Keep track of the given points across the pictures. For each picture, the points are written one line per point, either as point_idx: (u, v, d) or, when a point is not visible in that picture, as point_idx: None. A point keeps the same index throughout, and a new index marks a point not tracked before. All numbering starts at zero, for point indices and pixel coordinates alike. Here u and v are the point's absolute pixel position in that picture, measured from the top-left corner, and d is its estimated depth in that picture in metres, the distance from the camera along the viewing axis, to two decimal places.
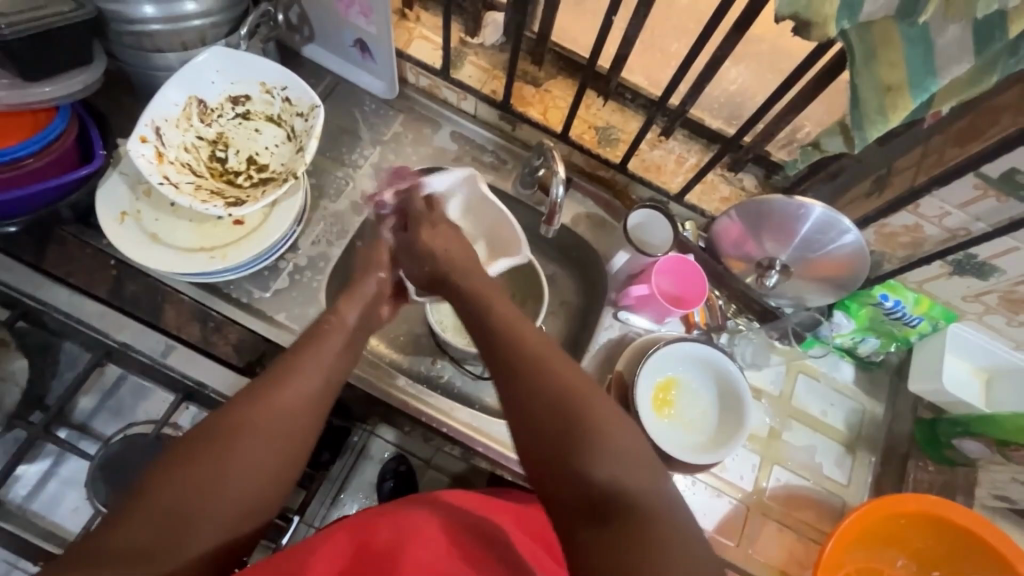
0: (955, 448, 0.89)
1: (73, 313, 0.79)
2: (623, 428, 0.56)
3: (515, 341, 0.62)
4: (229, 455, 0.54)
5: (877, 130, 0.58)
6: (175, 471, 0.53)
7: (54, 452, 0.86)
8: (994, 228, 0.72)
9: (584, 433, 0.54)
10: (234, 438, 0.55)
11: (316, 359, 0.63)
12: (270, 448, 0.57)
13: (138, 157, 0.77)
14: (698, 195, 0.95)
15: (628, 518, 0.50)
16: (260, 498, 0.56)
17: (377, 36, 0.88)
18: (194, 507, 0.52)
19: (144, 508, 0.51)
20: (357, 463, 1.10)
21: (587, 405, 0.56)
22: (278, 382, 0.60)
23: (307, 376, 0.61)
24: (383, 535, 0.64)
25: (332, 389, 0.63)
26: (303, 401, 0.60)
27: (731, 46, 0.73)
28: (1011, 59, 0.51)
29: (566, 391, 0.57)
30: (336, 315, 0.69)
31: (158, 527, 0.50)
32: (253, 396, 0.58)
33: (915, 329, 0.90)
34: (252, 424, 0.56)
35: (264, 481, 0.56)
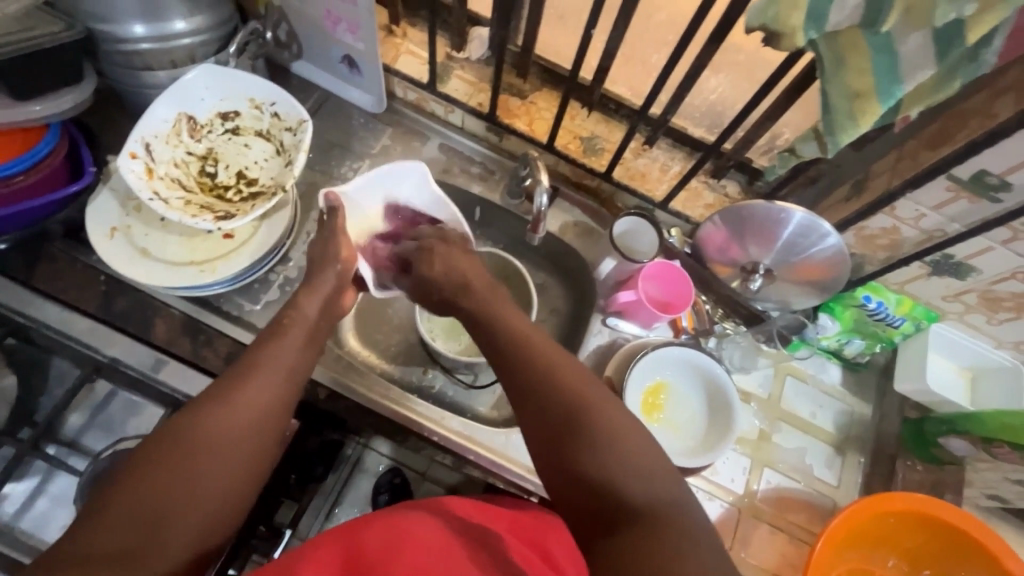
0: (942, 446, 0.90)
1: (62, 328, 0.79)
2: (638, 433, 0.56)
3: (525, 347, 0.62)
4: (196, 456, 0.55)
5: (848, 134, 0.59)
6: (139, 479, 0.53)
7: (43, 469, 0.85)
8: (969, 228, 0.74)
9: (592, 435, 0.55)
10: (199, 439, 0.56)
11: (277, 357, 0.64)
12: (236, 448, 0.58)
13: (127, 173, 0.77)
14: (682, 203, 0.97)
15: (624, 512, 0.51)
16: (232, 496, 0.57)
17: (365, 52, 0.90)
18: (168, 509, 0.53)
19: (117, 516, 0.51)
20: (351, 477, 1.13)
21: (598, 412, 0.56)
22: (236, 382, 0.61)
23: (268, 374, 0.63)
24: (373, 541, 0.63)
25: (294, 385, 0.65)
26: (262, 398, 0.61)
27: (708, 55, 0.75)
28: (972, 65, 0.53)
29: (577, 399, 0.57)
30: (296, 310, 0.70)
31: (132, 532, 0.51)
32: (216, 398, 0.59)
33: (898, 329, 0.92)
34: (216, 424, 0.57)
35: (233, 479, 0.57)
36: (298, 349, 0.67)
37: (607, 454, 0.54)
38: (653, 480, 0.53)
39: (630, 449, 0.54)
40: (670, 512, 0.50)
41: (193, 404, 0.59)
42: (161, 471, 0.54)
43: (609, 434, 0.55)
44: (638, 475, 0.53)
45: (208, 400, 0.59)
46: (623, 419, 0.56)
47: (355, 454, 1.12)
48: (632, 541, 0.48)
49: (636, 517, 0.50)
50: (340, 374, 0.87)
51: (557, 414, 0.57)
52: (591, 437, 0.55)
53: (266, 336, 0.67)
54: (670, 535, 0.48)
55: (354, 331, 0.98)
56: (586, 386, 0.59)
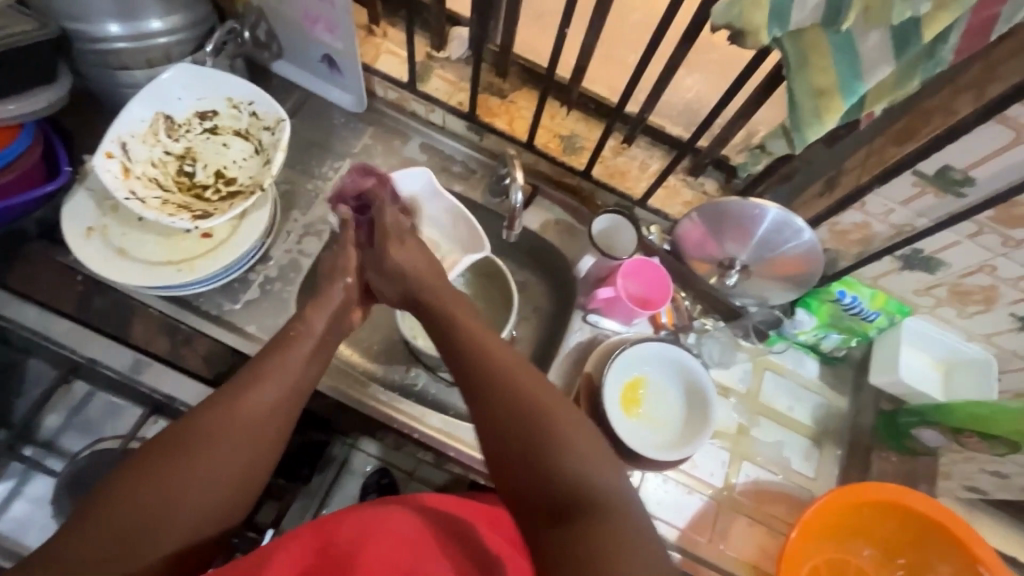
0: (915, 438, 0.92)
1: (38, 328, 0.79)
2: (583, 434, 0.56)
3: (479, 347, 0.63)
4: (190, 464, 0.55)
5: (814, 132, 0.61)
6: (130, 485, 0.53)
7: (19, 471, 0.85)
8: (936, 223, 0.75)
9: (540, 432, 0.56)
10: (196, 448, 0.56)
11: (281, 367, 0.64)
12: (232, 458, 0.57)
13: (103, 173, 0.78)
14: (661, 200, 0.98)
15: (575, 517, 0.51)
16: (224, 505, 0.56)
17: (343, 51, 0.90)
18: (157, 517, 0.53)
19: (105, 520, 0.51)
20: (338, 477, 1.03)
21: (543, 410, 0.57)
22: (238, 392, 0.60)
23: (270, 384, 0.62)
24: (348, 534, 0.63)
25: (297, 396, 0.64)
26: (264, 410, 0.60)
27: (682, 55, 0.76)
28: (929, 62, 0.54)
29: (524, 399, 0.58)
30: (302, 323, 0.69)
31: (120, 537, 0.51)
32: (216, 406, 0.59)
33: (873, 323, 0.93)
34: (214, 433, 0.57)
35: (227, 489, 0.56)
36: (305, 359, 0.66)
37: (552, 451, 0.55)
38: (605, 477, 0.54)
39: (580, 446, 0.55)
40: (615, 509, 0.51)
41: (193, 412, 0.58)
42: (156, 478, 0.54)
43: (560, 434, 0.56)
44: (589, 473, 0.54)
45: (209, 409, 0.58)
46: (572, 417, 0.57)
47: (342, 454, 1.04)
48: (581, 545, 0.49)
49: (582, 513, 0.51)
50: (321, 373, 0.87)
51: (506, 413, 0.58)
52: (541, 434, 0.56)
53: (275, 347, 0.65)
54: (615, 532, 0.49)
55: None
56: (538, 385, 0.60)
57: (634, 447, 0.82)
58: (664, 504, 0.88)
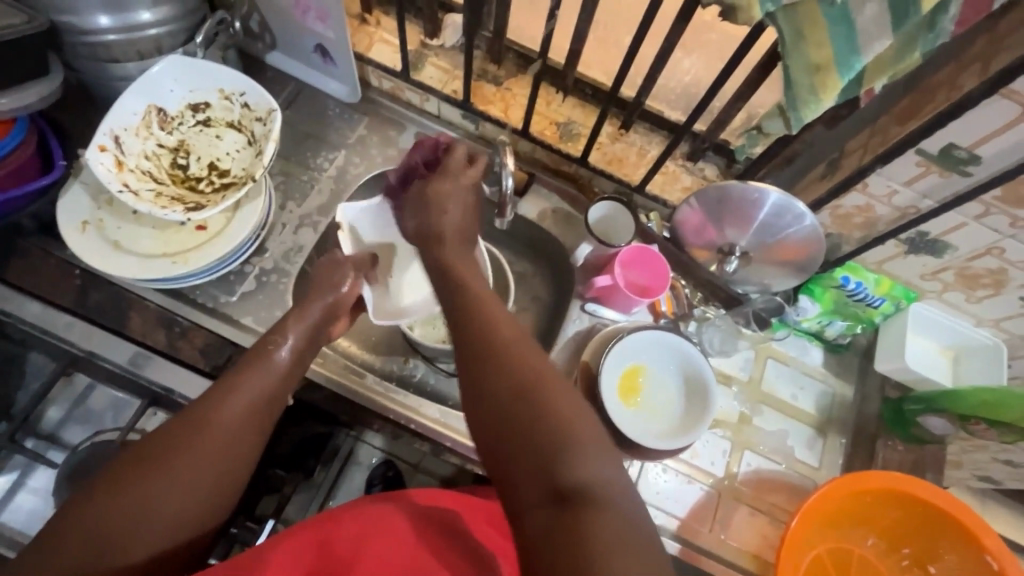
0: (921, 425, 0.89)
1: (38, 322, 0.79)
2: (590, 422, 0.53)
3: (483, 325, 0.61)
4: (161, 472, 0.55)
5: (810, 109, 0.60)
6: (104, 493, 0.53)
7: (21, 464, 0.86)
8: (941, 204, 0.73)
9: (542, 416, 0.53)
10: (167, 458, 0.56)
11: (258, 377, 0.64)
12: (204, 467, 0.57)
13: (97, 166, 0.78)
14: (660, 186, 0.96)
15: (571, 510, 0.47)
16: (192, 514, 0.56)
17: (336, 40, 0.89)
18: (125, 525, 0.52)
19: (75, 528, 0.51)
20: (344, 469, 1.11)
21: (546, 396, 0.54)
22: (211, 402, 0.60)
23: (245, 395, 0.62)
24: (346, 534, 0.63)
25: (271, 406, 0.64)
26: (235, 422, 0.60)
27: (677, 36, 0.74)
28: (930, 33, 0.52)
29: (528, 380, 0.56)
30: (278, 336, 0.69)
31: (90, 543, 0.51)
32: (190, 414, 0.59)
33: (878, 309, 0.92)
34: (187, 441, 0.57)
35: (194, 498, 0.56)
36: (281, 370, 0.66)
37: (553, 444, 0.51)
38: (606, 472, 0.51)
39: (583, 438, 0.52)
40: (610, 500, 0.48)
41: (169, 422, 0.59)
42: (129, 485, 0.54)
43: (564, 420, 0.53)
44: (580, 458, 0.51)
45: (184, 417, 0.59)
46: (578, 408, 0.54)
47: (348, 446, 1.10)
48: (572, 538, 0.46)
49: (579, 504, 0.48)
50: (320, 367, 0.88)
51: (506, 402, 0.55)
52: (542, 423, 0.53)
53: (251, 358, 0.66)
54: (612, 529, 0.46)
55: None
56: (544, 371, 0.57)
57: (629, 434, 0.81)
58: (663, 494, 0.87)
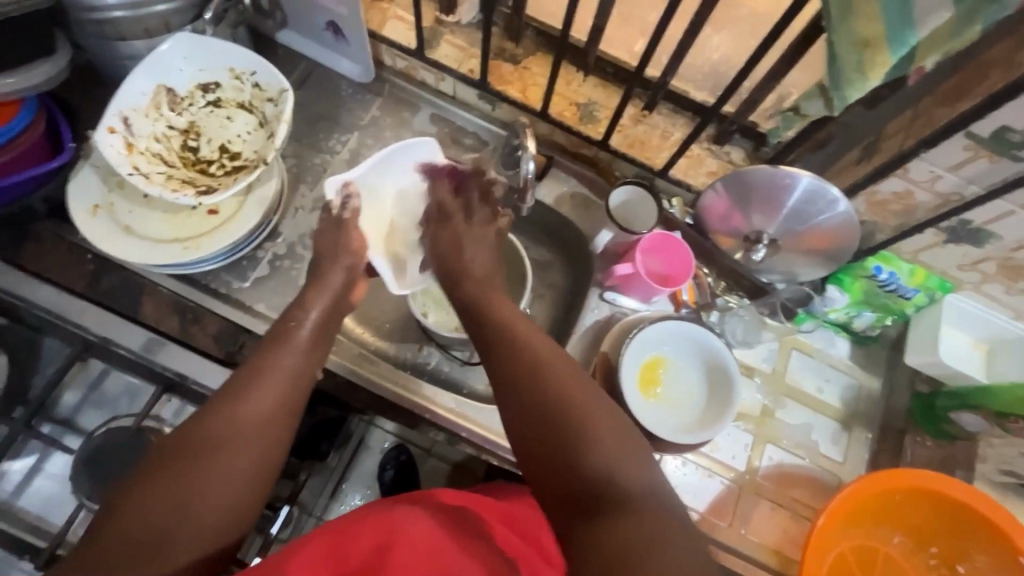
0: (954, 422, 0.87)
1: (51, 308, 0.78)
2: (621, 428, 0.56)
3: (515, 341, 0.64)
4: (196, 466, 0.54)
5: (855, 89, 0.57)
6: (143, 491, 0.53)
7: (39, 448, 0.84)
8: (988, 190, 0.69)
9: (580, 431, 0.55)
10: (203, 449, 0.55)
11: (283, 361, 0.64)
12: (243, 457, 0.56)
13: (107, 148, 0.76)
14: (684, 170, 0.92)
15: (610, 514, 0.50)
16: (235, 502, 0.55)
17: (348, 17, 0.85)
18: (171, 522, 0.52)
19: (117, 527, 0.51)
20: (356, 455, 1.12)
21: (580, 406, 0.57)
22: (243, 389, 0.60)
23: (272, 379, 0.62)
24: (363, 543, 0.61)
25: (300, 394, 0.64)
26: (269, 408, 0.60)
27: (709, 10, 0.70)
28: (993, 6, 0.48)
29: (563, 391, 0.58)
30: (301, 312, 0.69)
31: (134, 540, 0.50)
32: (218, 405, 0.58)
33: (910, 301, 0.88)
34: (217, 430, 0.57)
35: (239, 487, 0.56)
36: (305, 348, 0.66)
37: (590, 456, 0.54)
38: (637, 476, 0.53)
39: (615, 444, 0.55)
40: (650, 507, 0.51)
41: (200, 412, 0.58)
42: (166, 479, 0.53)
43: (596, 427, 0.56)
44: (617, 467, 0.53)
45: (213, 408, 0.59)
46: (606, 411, 0.57)
47: (360, 432, 1.11)
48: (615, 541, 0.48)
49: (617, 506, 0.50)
50: (333, 355, 0.86)
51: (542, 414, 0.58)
52: (577, 434, 0.55)
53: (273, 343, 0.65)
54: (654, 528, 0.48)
55: None
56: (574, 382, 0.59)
57: (649, 427, 0.79)
58: (683, 488, 0.85)
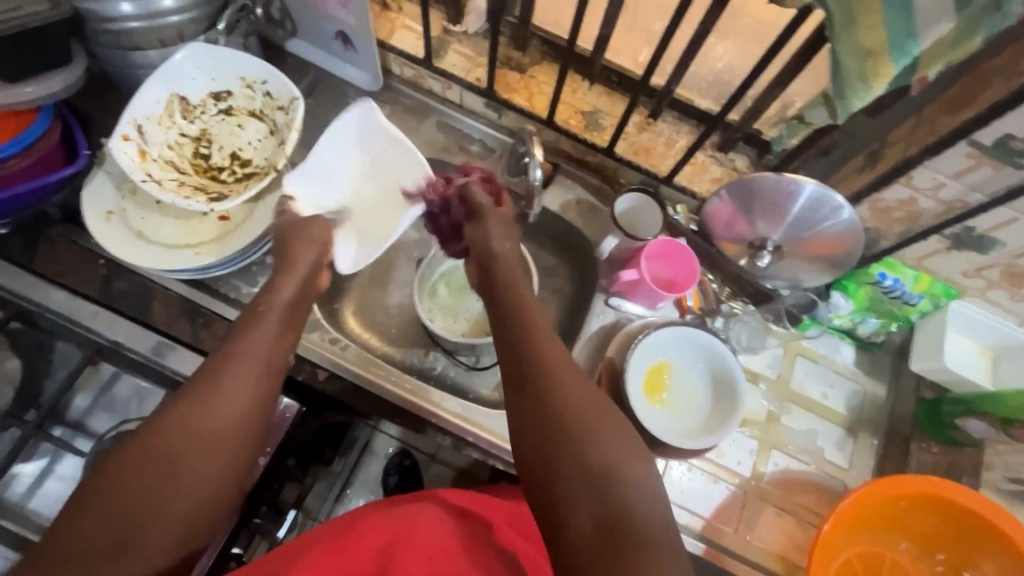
0: (959, 429, 0.87)
1: (64, 311, 0.80)
2: (635, 456, 0.54)
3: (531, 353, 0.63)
4: (179, 452, 0.55)
5: (859, 98, 0.57)
6: (126, 468, 0.53)
7: (51, 450, 0.81)
8: (991, 198, 0.69)
9: (594, 459, 0.53)
10: (187, 432, 0.56)
11: (258, 345, 0.65)
12: (223, 444, 0.57)
13: (121, 155, 0.78)
14: (688, 177, 0.93)
15: (624, 545, 0.48)
16: (214, 489, 0.56)
17: (357, 26, 0.87)
18: (148, 501, 0.52)
19: (95, 510, 0.51)
20: (361, 459, 1.14)
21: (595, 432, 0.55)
22: (220, 374, 0.61)
23: (248, 365, 0.63)
24: (369, 543, 0.63)
25: (274, 380, 0.65)
26: (248, 394, 0.61)
27: (714, 20, 0.71)
28: (997, 13, 0.48)
29: (577, 413, 0.57)
30: (270, 296, 0.71)
31: (112, 521, 0.51)
32: (192, 394, 0.59)
33: (915, 307, 0.89)
34: (201, 415, 0.58)
35: (218, 471, 0.57)
36: (271, 337, 0.67)
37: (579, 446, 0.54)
38: (642, 494, 0.52)
39: (625, 469, 0.53)
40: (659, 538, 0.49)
41: (179, 394, 0.59)
42: (146, 462, 0.54)
43: (609, 451, 0.54)
44: (633, 498, 0.51)
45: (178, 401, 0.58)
46: (625, 439, 0.55)
47: (365, 437, 1.12)
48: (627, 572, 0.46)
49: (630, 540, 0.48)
50: (338, 359, 0.87)
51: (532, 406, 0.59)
52: (565, 423, 0.56)
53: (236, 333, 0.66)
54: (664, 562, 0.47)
55: (356, 313, 0.97)
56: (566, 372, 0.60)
57: (653, 432, 0.79)
58: (688, 494, 0.86)
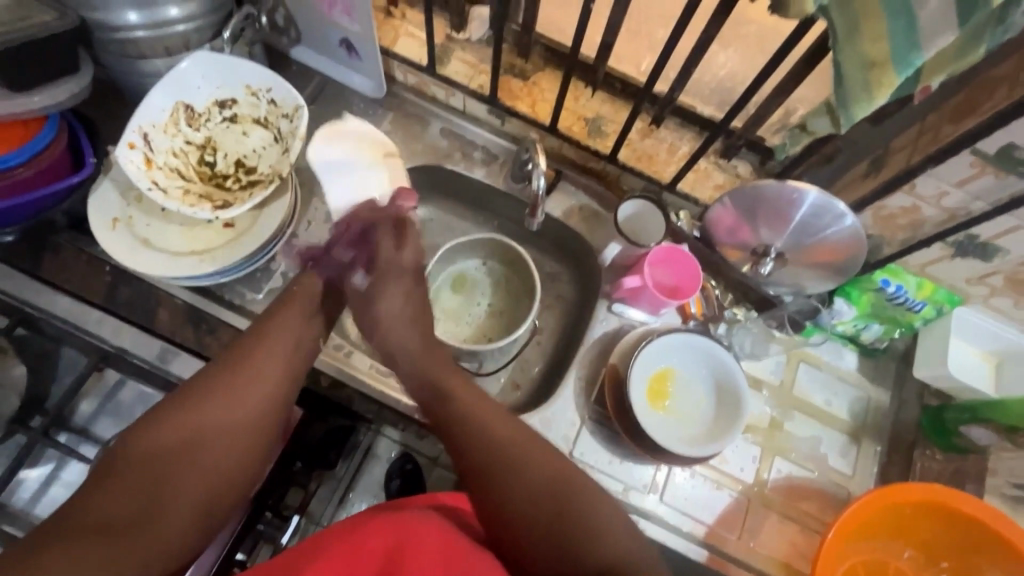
0: (964, 436, 0.86)
1: (70, 318, 0.80)
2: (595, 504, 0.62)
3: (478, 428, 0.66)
4: (202, 434, 0.60)
5: (862, 108, 0.58)
6: (156, 444, 0.57)
7: (56, 456, 0.81)
8: (995, 206, 0.70)
9: (565, 520, 0.60)
10: (212, 416, 0.61)
11: (282, 337, 0.70)
12: (242, 431, 0.62)
13: (127, 164, 0.78)
14: (691, 184, 0.93)
15: None
16: (232, 472, 0.60)
17: (362, 34, 0.87)
18: (173, 477, 0.57)
19: (123, 479, 0.55)
20: (364, 463, 1.13)
21: (559, 496, 0.62)
22: (246, 362, 0.66)
23: (271, 356, 0.67)
24: (376, 542, 0.61)
25: (295, 374, 0.69)
26: (269, 384, 0.66)
27: (717, 28, 0.71)
28: (999, 28, 0.50)
29: (541, 481, 0.62)
30: (302, 284, 0.76)
31: (139, 492, 0.55)
32: (220, 378, 0.64)
33: (918, 314, 0.88)
34: (225, 403, 0.62)
35: (236, 457, 0.61)
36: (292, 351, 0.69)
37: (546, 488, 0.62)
38: (611, 535, 0.59)
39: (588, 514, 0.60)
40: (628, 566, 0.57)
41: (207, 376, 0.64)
42: (174, 440, 0.58)
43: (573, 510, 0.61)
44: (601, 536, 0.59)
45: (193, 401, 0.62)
46: (585, 495, 0.62)
47: (368, 441, 1.12)
48: None
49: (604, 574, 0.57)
50: (342, 365, 0.87)
51: (485, 455, 0.64)
52: (535, 498, 0.62)
53: (254, 339, 0.69)
54: None
55: None
56: (506, 426, 0.66)
57: (656, 439, 0.79)
58: (690, 501, 0.85)
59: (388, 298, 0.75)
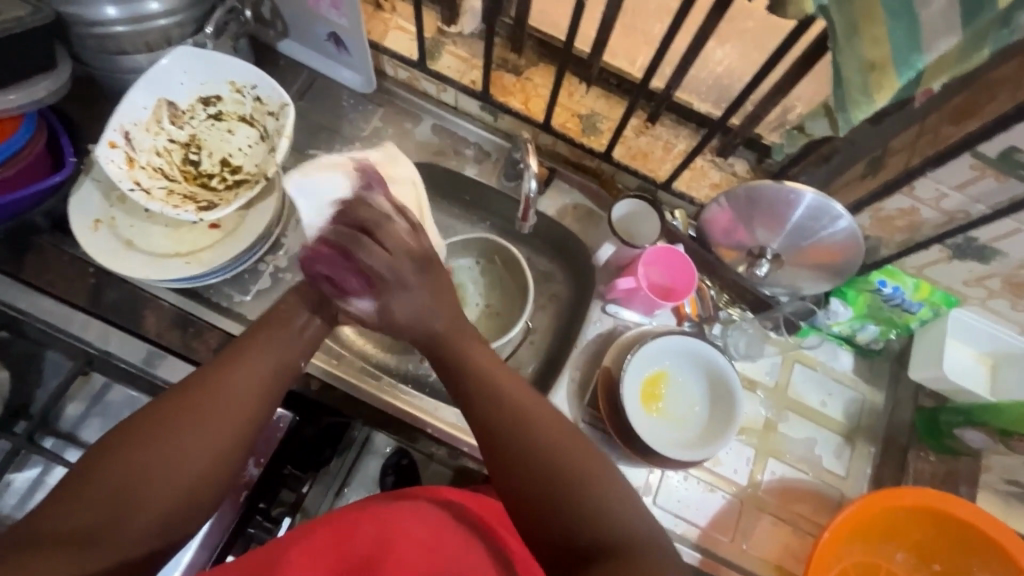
0: (958, 438, 0.85)
1: (52, 320, 0.78)
2: (604, 474, 0.55)
3: (486, 389, 0.61)
4: (173, 435, 0.54)
5: (862, 111, 0.56)
6: (125, 448, 0.53)
7: (43, 460, 0.78)
8: (995, 209, 0.68)
9: (568, 486, 0.54)
10: (187, 413, 0.56)
11: (273, 339, 0.65)
12: (218, 430, 0.57)
13: (108, 163, 0.76)
14: (687, 182, 0.92)
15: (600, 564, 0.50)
16: (203, 476, 0.55)
17: (350, 28, 0.85)
18: (140, 482, 0.52)
19: (87, 489, 0.50)
20: (359, 459, 1.12)
21: (567, 462, 0.55)
22: (227, 362, 0.61)
23: (259, 356, 0.63)
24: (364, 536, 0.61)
25: (284, 379, 0.64)
26: (253, 382, 0.61)
27: (714, 25, 0.69)
28: (1004, 30, 0.48)
29: (547, 452, 0.56)
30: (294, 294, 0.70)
31: (103, 499, 0.50)
32: (201, 378, 0.59)
33: (915, 315, 0.87)
34: (202, 399, 0.57)
35: (212, 459, 0.56)
36: (286, 351, 0.65)
37: (548, 461, 0.55)
38: (618, 511, 0.53)
39: (589, 479, 0.54)
40: (632, 554, 0.50)
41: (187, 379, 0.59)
42: (143, 442, 0.53)
43: (577, 474, 0.54)
44: (606, 513, 0.53)
45: (170, 398, 0.57)
46: (597, 467, 0.55)
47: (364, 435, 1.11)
48: None
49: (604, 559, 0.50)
50: (333, 367, 0.85)
51: (498, 423, 0.59)
52: (536, 456, 0.56)
53: (243, 342, 0.64)
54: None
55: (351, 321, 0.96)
56: (522, 399, 0.60)
57: (647, 441, 0.79)
58: (683, 502, 0.85)
59: (399, 301, 0.68)
